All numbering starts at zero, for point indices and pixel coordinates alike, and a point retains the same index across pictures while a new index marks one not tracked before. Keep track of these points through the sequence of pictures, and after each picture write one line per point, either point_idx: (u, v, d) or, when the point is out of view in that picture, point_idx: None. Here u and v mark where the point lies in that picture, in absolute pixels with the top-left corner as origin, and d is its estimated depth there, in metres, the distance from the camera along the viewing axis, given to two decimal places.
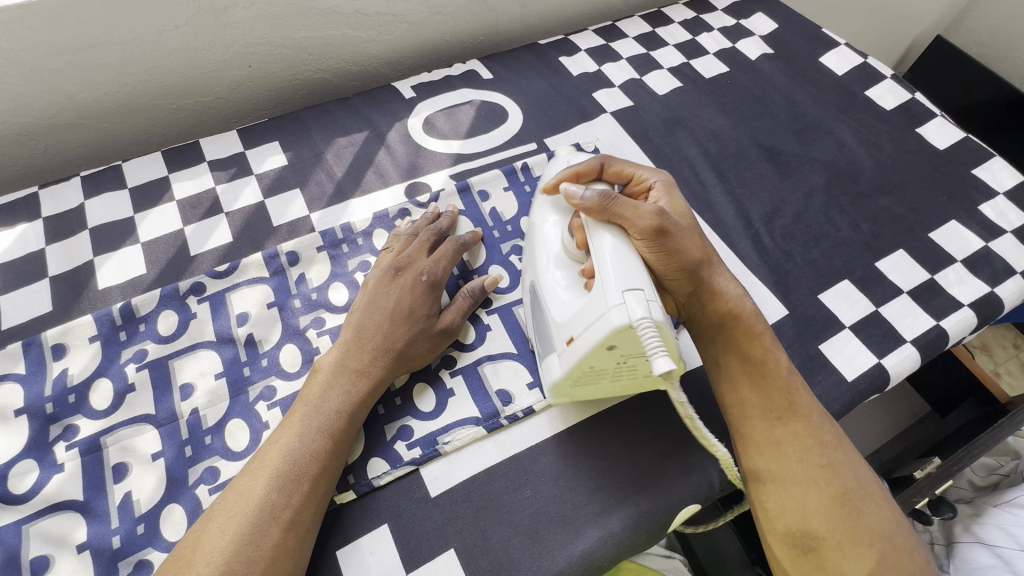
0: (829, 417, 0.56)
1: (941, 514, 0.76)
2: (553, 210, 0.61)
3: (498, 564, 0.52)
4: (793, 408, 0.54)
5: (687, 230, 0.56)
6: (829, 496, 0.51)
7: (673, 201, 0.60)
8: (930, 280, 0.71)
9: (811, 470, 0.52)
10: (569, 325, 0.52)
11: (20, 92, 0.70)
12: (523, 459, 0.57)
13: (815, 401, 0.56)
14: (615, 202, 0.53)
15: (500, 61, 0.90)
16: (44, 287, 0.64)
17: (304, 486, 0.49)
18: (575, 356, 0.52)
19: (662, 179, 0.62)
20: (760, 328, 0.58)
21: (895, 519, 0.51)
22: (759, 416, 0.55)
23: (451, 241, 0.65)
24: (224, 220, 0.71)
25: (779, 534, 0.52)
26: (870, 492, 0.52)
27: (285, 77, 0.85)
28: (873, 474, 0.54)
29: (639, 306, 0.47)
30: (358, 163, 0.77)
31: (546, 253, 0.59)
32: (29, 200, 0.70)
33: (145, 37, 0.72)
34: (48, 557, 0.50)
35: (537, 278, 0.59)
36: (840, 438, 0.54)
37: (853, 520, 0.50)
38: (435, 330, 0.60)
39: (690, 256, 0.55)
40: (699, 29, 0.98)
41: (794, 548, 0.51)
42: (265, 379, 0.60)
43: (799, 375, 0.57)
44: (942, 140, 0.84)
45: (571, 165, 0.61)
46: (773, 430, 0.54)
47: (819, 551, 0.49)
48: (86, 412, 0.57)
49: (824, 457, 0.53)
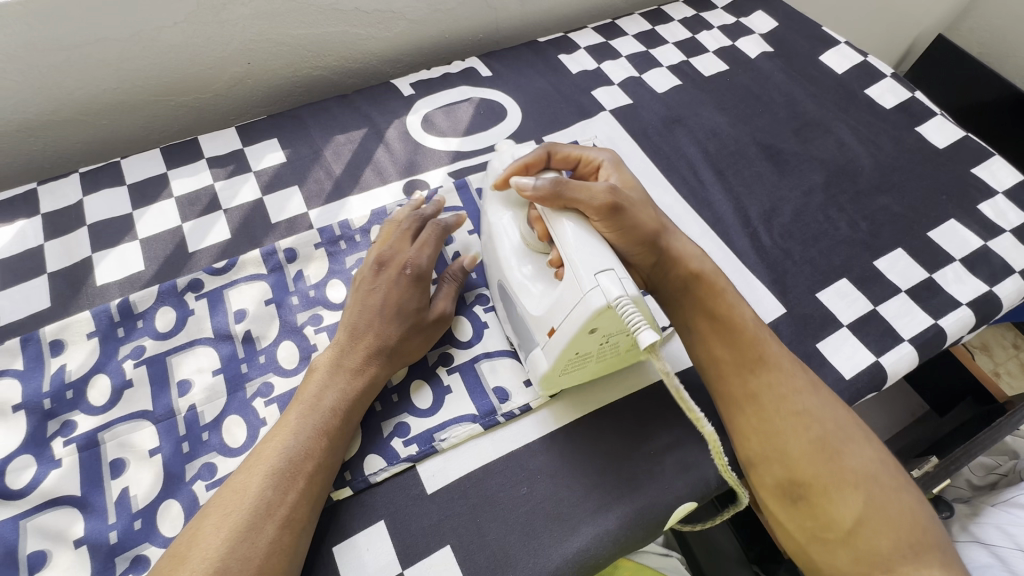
0: (803, 364, 0.57)
1: (939, 512, 0.79)
2: (507, 206, 0.62)
3: (494, 561, 0.52)
4: (763, 359, 0.56)
5: (638, 203, 0.57)
6: (807, 442, 0.52)
7: (622, 175, 0.62)
8: (928, 279, 0.71)
9: (787, 418, 0.53)
10: (546, 317, 0.53)
11: (19, 89, 0.70)
12: (518, 457, 0.57)
13: (782, 347, 0.57)
14: (566, 186, 0.53)
15: (499, 59, 0.90)
16: (43, 282, 0.64)
17: (300, 483, 0.50)
18: (560, 346, 0.52)
19: (609, 157, 0.63)
20: (722, 284, 0.59)
21: (878, 459, 0.52)
22: (732, 371, 0.56)
23: (434, 227, 0.63)
24: (222, 216, 0.71)
25: (768, 485, 0.53)
26: (850, 434, 0.53)
27: (285, 75, 0.85)
28: (851, 414, 0.55)
29: (613, 285, 0.48)
30: (356, 161, 0.77)
31: (507, 246, 0.59)
32: (28, 196, 0.70)
33: (143, 33, 0.72)
34: (45, 552, 0.50)
35: (505, 277, 0.59)
36: (814, 384, 0.56)
37: (835, 463, 0.51)
38: (427, 322, 0.60)
39: (647, 228, 0.56)
40: (699, 26, 0.98)
41: (785, 498, 0.52)
42: (262, 376, 0.60)
43: (765, 326, 0.59)
44: (941, 139, 0.84)
45: (519, 158, 0.61)
46: (746, 382, 0.55)
47: (808, 497, 0.51)
48: (84, 408, 0.57)
49: (799, 404, 0.54)
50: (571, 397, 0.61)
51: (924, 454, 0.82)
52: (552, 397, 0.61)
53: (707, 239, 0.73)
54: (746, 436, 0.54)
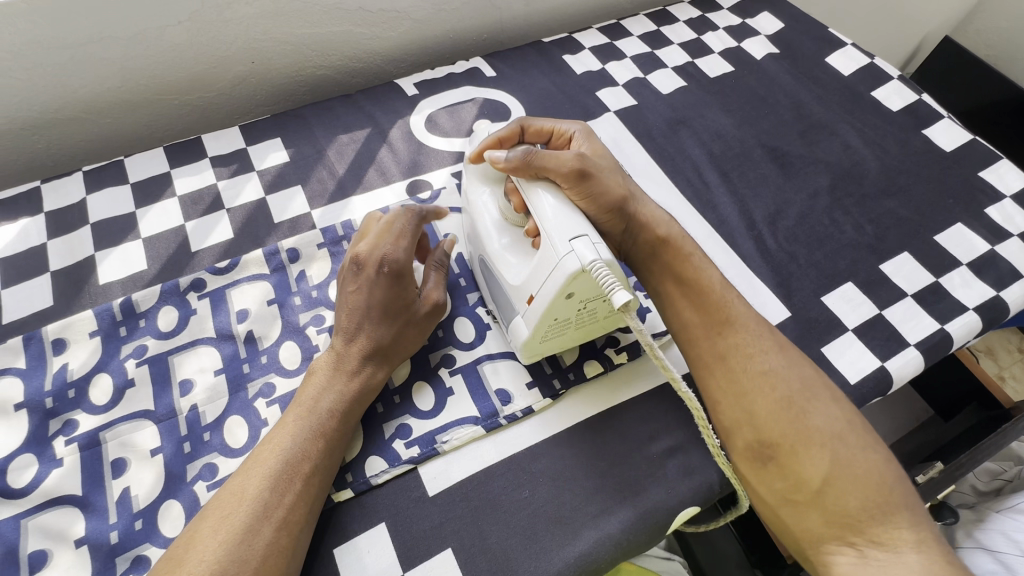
0: (772, 326, 0.59)
1: (943, 519, 0.78)
2: (485, 183, 0.61)
3: (495, 565, 0.52)
4: (729, 320, 0.57)
5: (608, 169, 0.58)
6: (775, 402, 0.53)
7: (594, 144, 0.62)
8: (934, 283, 0.71)
9: (754, 378, 0.55)
10: (525, 285, 0.53)
11: (23, 87, 0.70)
12: (521, 460, 0.57)
13: (749, 307, 0.59)
14: (536, 155, 0.54)
15: (503, 59, 0.90)
16: (46, 281, 0.64)
17: (297, 484, 0.49)
18: (540, 313, 0.52)
19: (580, 128, 0.63)
20: (689, 248, 0.61)
21: (846, 419, 0.53)
22: (701, 333, 0.58)
23: (409, 218, 0.60)
24: (225, 216, 0.71)
25: (740, 449, 0.54)
26: (816, 394, 0.54)
27: (288, 74, 0.85)
28: (818, 375, 0.56)
29: (587, 249, 0.48)
30: (360, 161, 0.77)
31: (488, 220, 0.59)
32: (32, 195, 0.70)
33: (147, 32, 0.72)
34: (45, 552, 0.50)
35: (484, 251, 0.59)
36: (781, 345, 0.57)
37: (801, 422, 0.53)
38: (421, 316, 0.59)
39: (615, 194, 0.57)
40: (704, 27, 0.97)
41: (755, 460, 0.53)
42: (264, 376, 0.60)
43: (733, 288, 0.60)
44: (948, 141, 0.84)
45: (493, 133, 0.61)
46: (715, 344, 0.57)
47: (776, 459, 0.52)
48: (86, 407, 0.57)
49: (763, 363, 0.55)
50: (574, 401, 0.61)
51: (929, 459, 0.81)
52: (555, 399, 0.60)
53: (711, 240, 0.73)
54: (717, 401, 0.56)
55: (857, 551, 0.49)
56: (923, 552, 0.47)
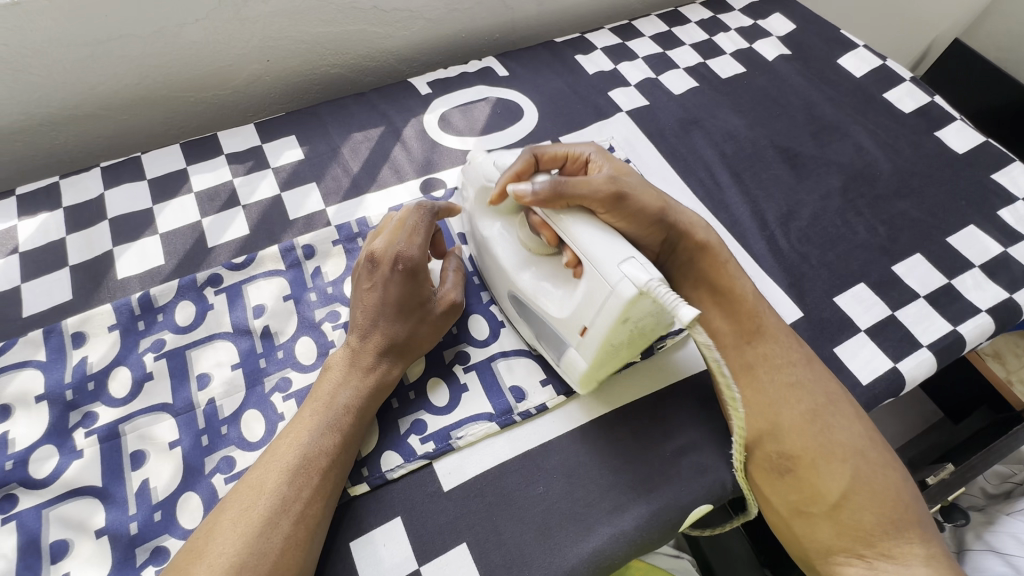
0: (799, 339, 0.60)
1: (953, 520, 0.78)
2: (496, 217, 0.62)
3: (510, 560, 0.52)
4: (760, 330, 0.59)
5: (641, 185, 0.58)
6: (799, 415, 0.55)
7: (614, 163, 0.61)
8: (947, 285, 0.71)
9: (780, 390, 0.56)
10: (576, 317, 0.53)
11: (43, 83, 0.71)
12: (535, 456, 0.57)
13: (780, 321, 0.60)
14: (566, 185, 0.53)
15: (516, 59, 0.90)
16: (64, 276, 0.65)
17: (314, 478, 0.50)
18: (598, 342, 0.52)
19: (593, 148, 0.62)
20: (726, 256, 0.61)
21: (867, 436, 0.55)
22: (730, 342, 0.59)
23: (423, 215, 0.60)
24: (241, 212, 0.72)
25: (758, 459, 0.56)
26: (841, 410, 0.56)
27: (302, 73, 0.85)
28: (842, 391, 0.58)
29: (639, 271, 0.48)
30: (374, 159, 0.77)
31: (510, 258, 0.60)
32: (50, 189, 0.71)
33: (165, 30, 0.72)
34: (67, 541, 0.51)
35: (513, 286, 0.59)
36: (808, 358, 0.58)
37: (824, 435, 0.54)
38: (435, 314, 0.59)
39: (653, 208, 0.57)
40: (716, 28, 0.98)
41: (772, 471, 0.55)
42: (281, 371, 0.61)
43: (765, 301, 0.61)
44: (961, 144, 0.84)
45: (507, 167, 0.59)
46: (743, 352, 0.58)
47: (795, 471, 0.54)
48: (105, 400, 0.58)
49: (793, 375, 0.57)
50: (587, 398, 0.61)
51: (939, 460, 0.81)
52: (568, 396, 0.61)
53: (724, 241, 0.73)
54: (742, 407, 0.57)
55: (866, 562, 0.51)
56: (932, 565, 0.50)
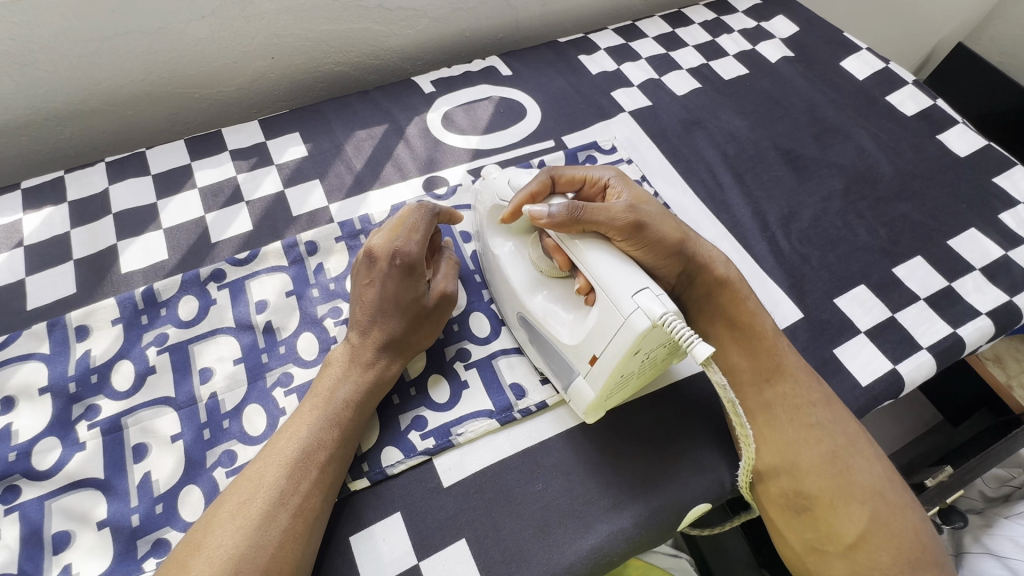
0: (818, 377, 0.60)
1: (951, 522, 0.76)
2: (510, 236, 0.62)
3: (509, 556, 0.52)
4: (779, 368, 0.58)
5: (660, 215, 0.57)
6: (819, 454, 0.54)
7: (633, 190, 0.60)
8: (947, 288, 0.71)
9: (799, 429, 0.55)
10: (586, 345, 0.52)
11: (49, 78, 0.71)
12: (534, 453, 0.58)
13: (802, 361, 0.60)
14: (583, 210, 0.53)
15: (520, 58, 0.91)
16: (69, 269, 0.66)
17: (312, 472, 0.50)
18: (606, 374, 0.51)
19: (613, 174, 0.61)
20: (745, 292, 0.61)
21: (885, 476, 0.54)
22: (748, 380, 0.59)
23: (423, 212, 0.60)
24: (244, 208, 0.72)
25: (772, 495, 0.55)
26: (860, 450, 0.55)
27: (307, 70, 0.86)
28: (863, 431, 0.57)
29: (653, 303, 0.47)
30: (377, 156, 0.78)
31: (523, 280, 0.59)
32: (55, 184, 0.72)
33: (171, 26, 0.73)
34: (69, 533, 0.51)
35: (523, 309, 0.58)
36: (827, 398, 0.58)
37: (843, 477, 0.53)
38: (431, 308, 0.59)
39: (672, 239, 0.57)
40: (719, 30, 0.98)
41: (787, 509, 0.54)
42: (282, 366, 0.61)
43: (784, 337, 0.61)
44: (963, 147, 0.84)
45: (523, 188, 0.59)
46: (762, 393, 0.58)
47: (811, 510, 0.53)
48: (108, 393, 0.58)
49: (812, 416, 0.56)
50: None
51: (938, 463, 0.81)
52: None
53: (725, 242, 0.73)
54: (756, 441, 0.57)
55: None
56: None
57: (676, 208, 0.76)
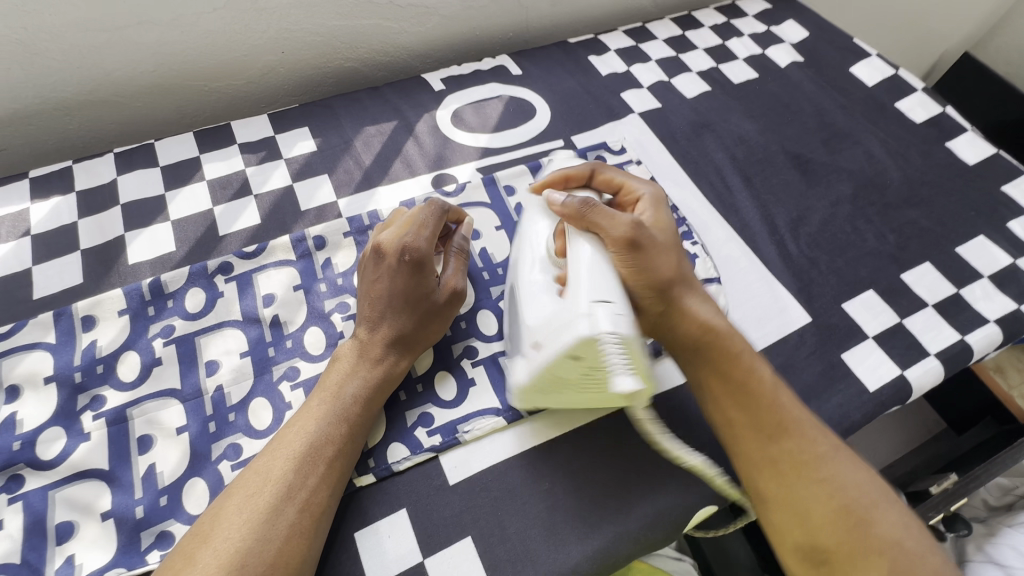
0: (823, 425, 0.56)
1: (955, 530, 0.75)
2: (544, 214, 0.60)
3: (515, 555, 0.52)
4: (785, 426, 0.54)
5: (663, 246, 0.57)
6: (830, 507, 0.51)
7: (657, 214, 0.60)
8: (955, 294, 0.71)
9: (809, 483, 0.52)
10: (536, 329, 0.52)
11: (59, 67, 0.71)
12: (541, 452, 0.57)
13: (805, 411, 0.56)
14: (592, 210, 0.54)
15: (530, 58, 0.91)
16: (76, 259, 0.65)
17: (320, 468, 0.50)
18: (541, 363, 0.51)
19: (651, 191, 0.62)
20: (738, 347, 0.57)
21: (905, 524, 0.51)
22: (750, 435, 0.54)
23: (433, 209, 0.60)
24: (253, 202, 0.72)
25: (788, 548, 0.52)
26: (874, 499, 0.52)
27: (317, 65, 0.86)
28: (875, 477, 0.54)
29: (607, 319, 0.48)
30: (386, 153, 0.78)
31: (531, 257, 0.57)
32: (64, 173, 0.71)
33: (182, 18, 0.72)
34: (72, 523, 0.51)
35: (516, 280, 0.58)
36: (835, 445, 0.54)
37: (861, 529, 0.50)
38: (439, 304, 0.59)
39: (664, 273, 0.56)
40: (730, 33, 0.98)
41: (807, 563, 0.51)
42: (289, 360, 0.61)
43: (784, 387, 0.57)
44: (972, 154, 0.84)
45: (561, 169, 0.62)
46: (765, 448, 0.54)
47: (830, 563, 0.49)
48: (113, 383, 0.58)
49: (821, 470, 0.52)
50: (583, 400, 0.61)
51: (942, 471, 0.82)
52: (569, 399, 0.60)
53: (733, 245, 0.73)
54: (762, 492, 0.53)
55: None
56: None
57: (685, 210, 0.76)
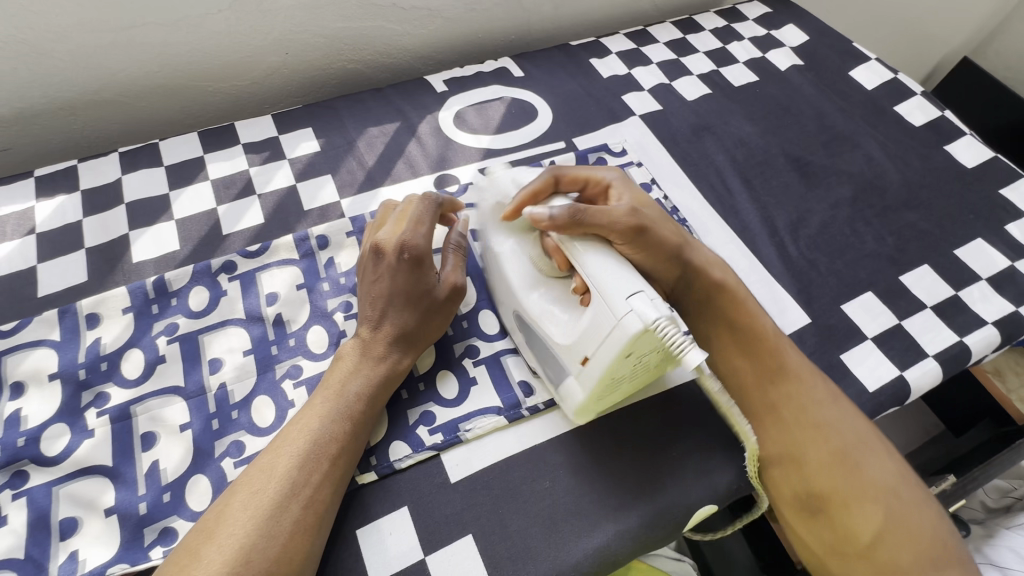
0: (822, 374, 0.59)
1: None
2: (510, 235, 0.61)
3: (516, 553, 0.52)
4: (783, 369, 0.58)
5: (661, 221, 0.59)
6: (827, 453, 0.55)
7: (634, 193, 0.61)
8: (953, 296, 0.71)
9: (807, 429, 0.56)
10: (578, 345, 0.52)
11: (64, 67, 0.72)
12: (542, 451, 0.58)
13: (805, 361, 0.59)
14: (584, 213, 0.52)
15: (531, 60, 0.91)
16: (80, 257, 0.66)
17: (324, 465, 0.50)
18: (597, 373, 0.51)
19: (617, 176, 0.62)
20: (744, 295, 0.61)
21: (898, 471, 0.55)
22: (753, 386, 0.59)
23: (426, 205, 0.61)
24: (256, 201, 0.72)
25: (786, 498, 0.56)
26: (871, 447, 0.55)
27: (320, 66, 0.86)
28: (873, 428, 0.57)
29: (647, 307, 0.47)
30: (389, 153, 0.78)
31: (521, 274, 0.59)
32: (68, 172, 0.72)
33: (187, 19, 0.73)
34: (76, 519, 0.51)
35: (519, 307, 0.58)
36: (834, 396, 0.58)
37: (855, 476, 0.54)
38: (441, 299, 0.59)
39: (672, 244, 0.59)
40: (730, 37, 0.99)
41: (803, 511, 0.55)
42: (292, 358, 0.61)
43: (785, 337, 0.61)
44: (970, 157, 0.84)
45: (525, 186, 0.59)
46: (766, 392, 0.58)
47: (826, 511, 0.54)
48: (118, 380, 0.58)
49: (821, 416, 0.56)
50: None
51: (940, 472, 0.82)
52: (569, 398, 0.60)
53: (733, 246, 0.74)
54: (763, 444, 0.57)
55: None
56: None
57: (685, 212, 0.76)
